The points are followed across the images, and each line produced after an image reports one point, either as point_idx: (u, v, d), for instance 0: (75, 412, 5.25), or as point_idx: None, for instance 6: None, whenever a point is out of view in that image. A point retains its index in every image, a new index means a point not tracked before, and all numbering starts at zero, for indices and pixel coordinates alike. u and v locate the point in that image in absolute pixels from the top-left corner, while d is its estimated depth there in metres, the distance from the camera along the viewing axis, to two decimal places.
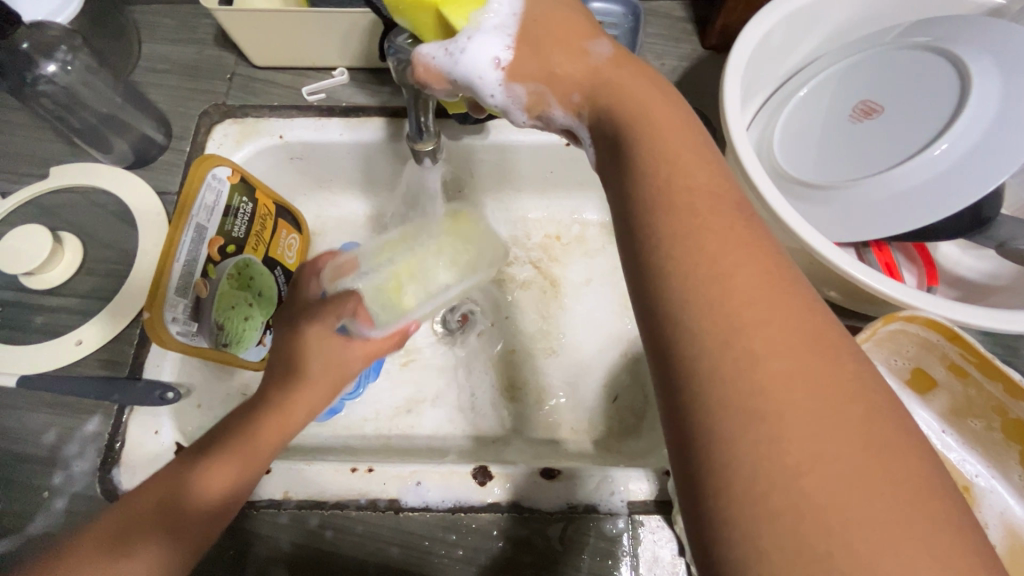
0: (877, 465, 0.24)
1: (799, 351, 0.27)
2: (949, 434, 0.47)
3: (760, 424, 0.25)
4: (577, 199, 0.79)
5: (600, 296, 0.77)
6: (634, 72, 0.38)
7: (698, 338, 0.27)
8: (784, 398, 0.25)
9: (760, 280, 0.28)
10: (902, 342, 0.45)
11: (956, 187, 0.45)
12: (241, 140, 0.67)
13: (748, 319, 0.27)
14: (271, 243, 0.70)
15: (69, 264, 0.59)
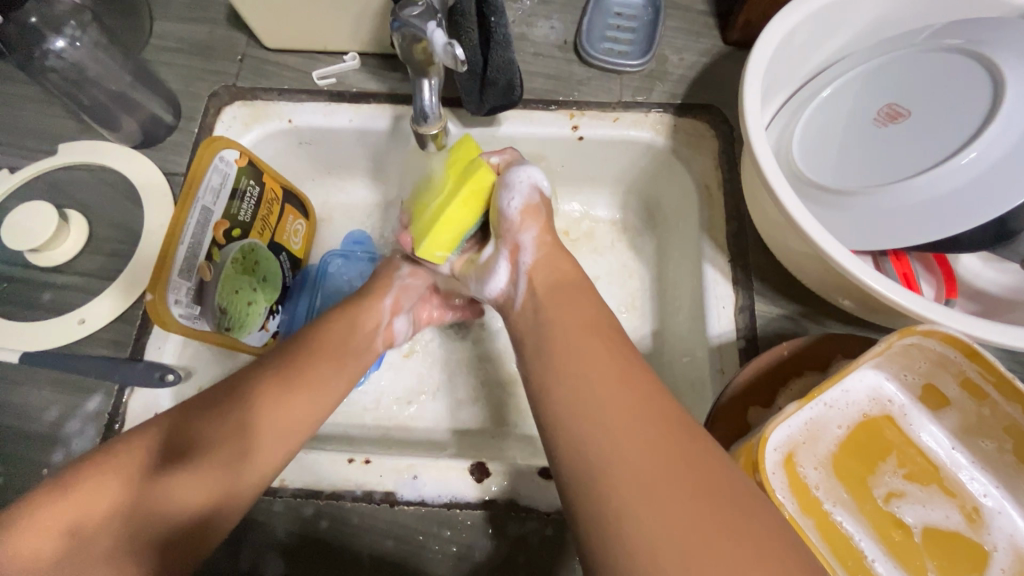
0: (700, 505, 0.32)
1: (631, 423, 0.36)
2: (959, 451, 0.43)
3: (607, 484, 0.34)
4: (588, 194, 0.77)
5: (607, 294, 0.75)
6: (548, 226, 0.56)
7: (566, 418, 0.38)
8: (621, 458, 0.34)
9: (615, 380, 0.39)
10: (915, 356, 0.41)
11: (982, 199, 0.44)
12: (250, 123, 0.66)
13: (596, 404, 0.38)
14: (277, 228, 0.69)
15: (75, 242, 0.59)
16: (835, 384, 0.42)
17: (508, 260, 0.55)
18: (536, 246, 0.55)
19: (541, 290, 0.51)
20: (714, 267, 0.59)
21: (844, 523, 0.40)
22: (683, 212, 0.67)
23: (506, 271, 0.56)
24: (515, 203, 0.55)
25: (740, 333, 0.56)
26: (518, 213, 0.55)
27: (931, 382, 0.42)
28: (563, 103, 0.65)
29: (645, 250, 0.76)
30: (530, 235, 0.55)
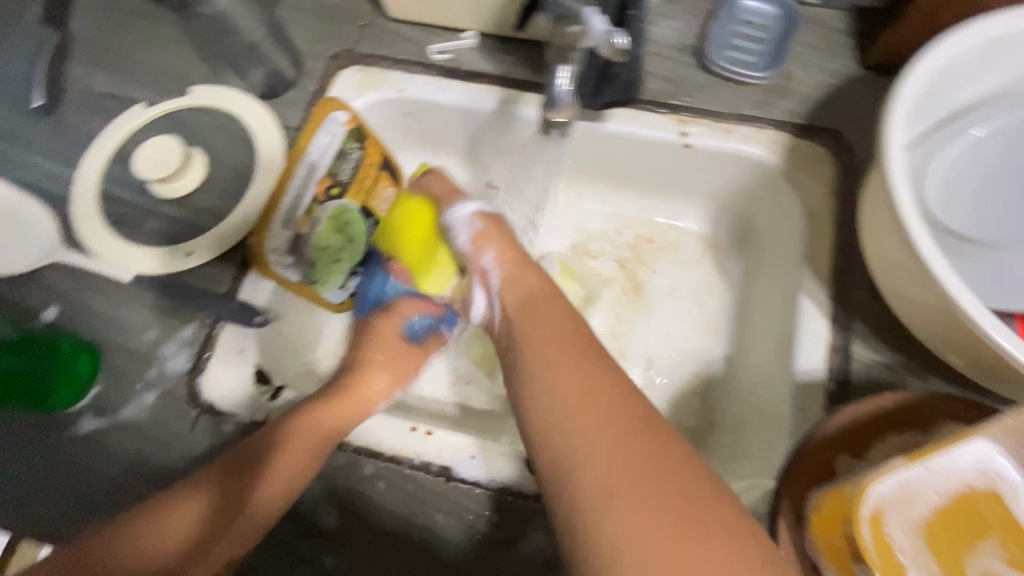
0: (659, 495, 0.36)
1: (601, 414, 0.41)
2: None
3: (575, 480, 0.38)
4: (678, 205, 0.75)
5: (683, 309, 0.73)
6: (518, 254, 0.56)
7: (545, 411, 0.43)
8: (593, 457, 0.39)
9: (586, 375, 0.44)
10: None
11: None
12: (363, 88, 0.68)
13: (567, 404, 0.42)
14: (371, 193, 0.70)
15: (192, 179, 0.62)
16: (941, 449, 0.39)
17: (479, 286, 0.56)
18: (497, 264, 0.55)
19: (511, 307, 0.52)
20: (810, 300, 0.56)
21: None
22: (782, 239, 0.64)
23: (482, 297, 0.56)
24: (460, 239, 0.57)
25: (830, 374, 0.52)
26: (467, 244, 0.57)
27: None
28: (675, 108, 0.63)
29: (729, 271, 0.73)
30: (489, 256, 0.56)
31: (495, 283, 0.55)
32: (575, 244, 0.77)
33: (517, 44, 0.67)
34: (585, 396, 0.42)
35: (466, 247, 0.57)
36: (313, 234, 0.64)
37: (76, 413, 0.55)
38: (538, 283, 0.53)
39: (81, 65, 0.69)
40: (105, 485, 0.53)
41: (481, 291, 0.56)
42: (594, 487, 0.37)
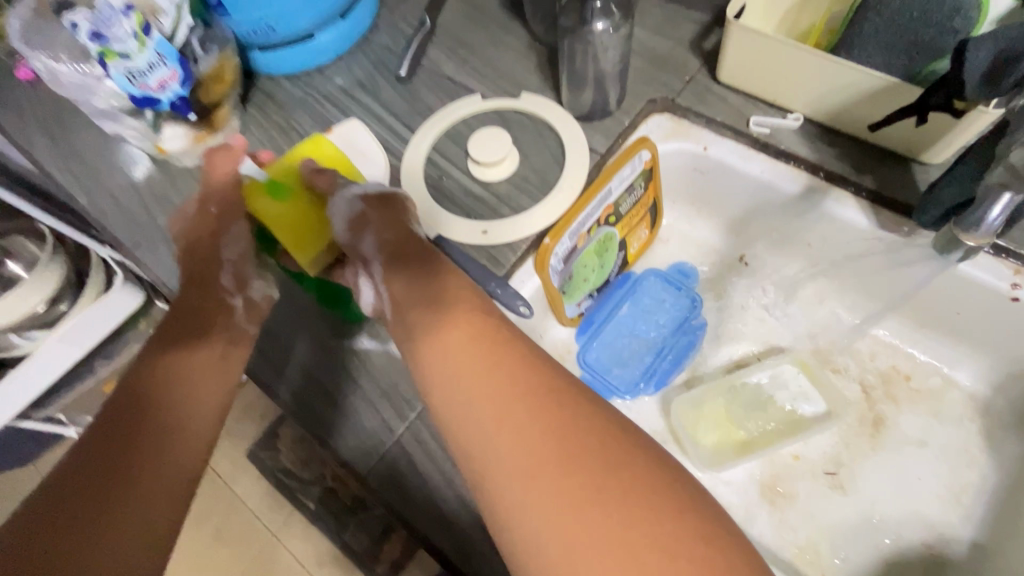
0: (587, 515, 0.34)
1: (508, 440, 0.37)
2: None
3: (494, 474, 0.37)
4: (959, 353, 0.66)
5: (928, 467, 0.64)
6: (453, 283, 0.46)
7: (455, 422, 0.40)
8: (515, 469, 0.36)
9: (475, 364, 0.40)
10: None
11: None
12: (669, 136, 0.71)
13: (489, 425, 0.38)
14: (632, 229, 0.74)
15: (504, 170, 0.69)
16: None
17: (371, 284, 0.51)
18: (388, 259, 0.49)
19: (445, 353, 0.42)
20: None
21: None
22: None
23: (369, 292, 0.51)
24: (342, 227, 0.52)
25: None
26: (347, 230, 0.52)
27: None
28: (1016, 252, 0.55)
29: (1000, 449, 0.63)
30: (370, 242, 0.51)
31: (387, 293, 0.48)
32: (817, 349, 0.72)
33: (843, 138, 0.65)
34: (522, 425, 0.37)
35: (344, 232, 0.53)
36: (583, 250, 0.68)
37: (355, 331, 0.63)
38: (461, 298, 0.45)
39: (439, 50, 0.82)
40: (363, 400, 0.59)
41: (368, 284, 0.51)
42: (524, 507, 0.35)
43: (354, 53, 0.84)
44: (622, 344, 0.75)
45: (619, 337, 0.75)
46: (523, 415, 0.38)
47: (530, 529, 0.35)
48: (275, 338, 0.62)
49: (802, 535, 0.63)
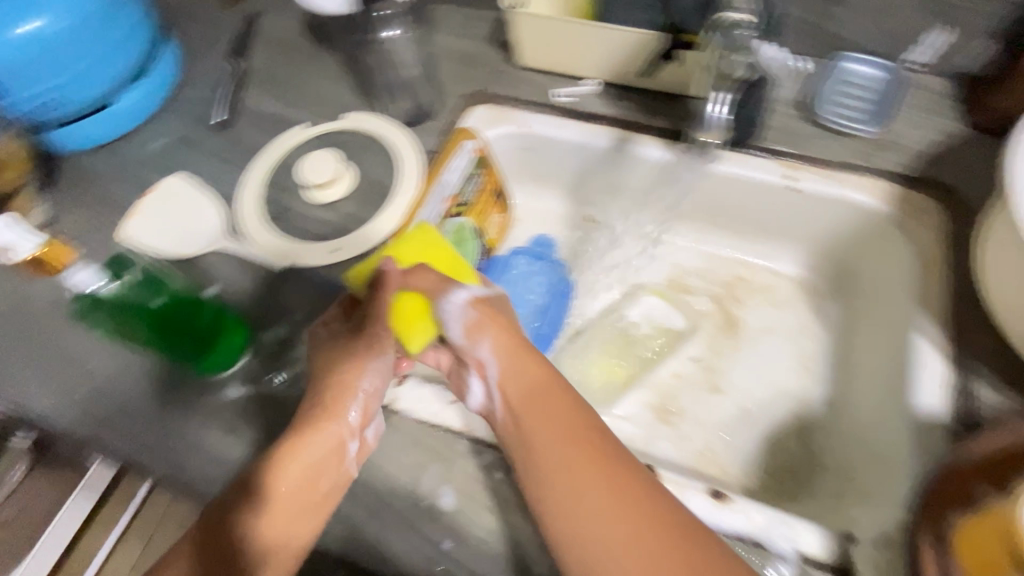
0: (664, 557, 0.41)
1: (585, 481, 0.44)
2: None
3: (561, 497, 0.44)
4: (776, 247, 0.77)
5: (781, 348, 0.74)
6: (498, 325, 0.54)
7: (527, 440, 0.48)
8: (596, 505, 0.43)
9: (563, 411, 0.49)
10: None
11: None
12: (492, 122, 0.76)
13: (574, 476, 0.45)
14: (485, 216, 0.77)
15: (345, 188, 0.70)
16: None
17: (477, 377, 0.53)
18: (495, 354, 0.53)
19: (514, 399, 0.50)
20: (927, 340, 0.56)
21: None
22: (889, 283, 0.65)
23: (478, 388, 0.53)
24: (455, 332, 0.54)
25: (953, 413, 0.52)
26: (464, 336, 0.54)
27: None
28: (783, 153, 0.68)
29: (826, 315, 0.74)
30: (485, 347, 0.53)
31: (489, 357, 0.53)
32: (670, 279, 0.81)
33: (635, 93, 0.74)
34: (623, 477, 0.44)
35: (460, 339, 0.54)
36: None
37: (224, 382, 0.60)
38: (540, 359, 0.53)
39: (253, 91, 0.81)
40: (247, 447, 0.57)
41: (479, 384, 0.53)
42: (579, 510, 0.43)
43: (164, 112, 0.81)
44: None
45: None
46: (623, 474, 0.45)
47: (578, 522, 0.43)
48: (130, 413, 0.61)
49: (700, 440, 0.69)
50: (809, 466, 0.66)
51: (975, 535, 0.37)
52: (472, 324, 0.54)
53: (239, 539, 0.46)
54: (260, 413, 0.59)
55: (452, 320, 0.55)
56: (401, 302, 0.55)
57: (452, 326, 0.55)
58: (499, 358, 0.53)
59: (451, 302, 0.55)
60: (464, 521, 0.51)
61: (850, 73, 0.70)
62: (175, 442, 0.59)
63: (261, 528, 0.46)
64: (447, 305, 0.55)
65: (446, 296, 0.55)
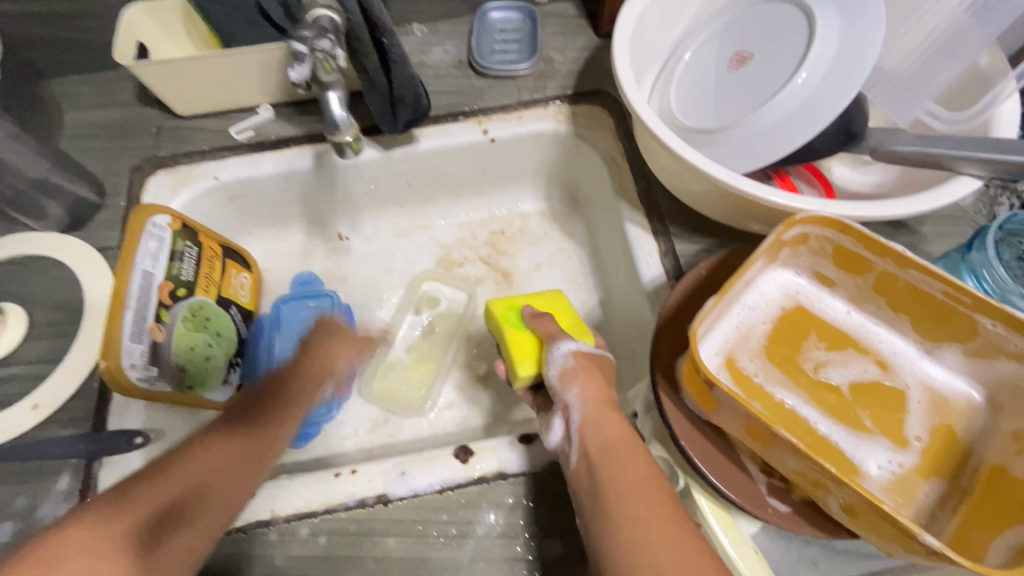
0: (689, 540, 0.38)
1: (653, 497, 0.41)
2: (855, 314, 0.49)
3: (622, 522, 0.39)
4: (513, 192, 0.83)
5: (552, 277, 0.81)
6: (594, 372, 0.52)
7: (602, 486, 0.42)
8: (637, 514, 0.40)
9: (632, 452, 0.44)
10: (797, 252, 0.48)
11: (804, 121, 0.51)
12: (177, 188, 0.68)
13: (635, 491, 0.41)
14: (221, 284, 0.72)
15: (13, 335, 0.58)
16: (747, 285, 0.49)
17: (562, 418, 0.50)
18: (585, 401, 0.49)
19: (591, 452, 0.45)
20: (634, 224, 0.65)
21: (785, 398, 0.45)
22: (599, 187, 0.74)
23: (560, 430, 0.50)
24: (553, 375, 0.52)
25: (669, 274, 0.61)
26: (558, 380, 0.51)
27: (817, 271, 0.49)
28: (470, 112, 0.72)
29: (574, 232, 0.82)
30: (575, 393, 0.50)
31: (576, 401, 0.49)
32: (439, 258, 0.82)
33: (315, 104, 0.72)
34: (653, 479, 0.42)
35: (554, 381, 0.52)
36: (170, 338, 0.62)
37: None
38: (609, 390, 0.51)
39: None
40: None
41: (560, 422, 0.50)
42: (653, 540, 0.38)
43: None
44: None
45: None
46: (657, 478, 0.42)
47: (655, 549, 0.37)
48: None
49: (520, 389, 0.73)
50: None
51: (688, 373, 0.44)
52: (579, 376, 0.51)
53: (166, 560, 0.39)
54: None
55: (554, 372, 0.52)
56: (522, 336, 0.57)
57: (551, 374, 0.53)
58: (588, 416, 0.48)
59: (559, 348, 0.53)
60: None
61: (496, 21, 0.76)
62: None
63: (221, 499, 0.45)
64: (559, 353, 0.53)
65: (556, 342, 0.54)
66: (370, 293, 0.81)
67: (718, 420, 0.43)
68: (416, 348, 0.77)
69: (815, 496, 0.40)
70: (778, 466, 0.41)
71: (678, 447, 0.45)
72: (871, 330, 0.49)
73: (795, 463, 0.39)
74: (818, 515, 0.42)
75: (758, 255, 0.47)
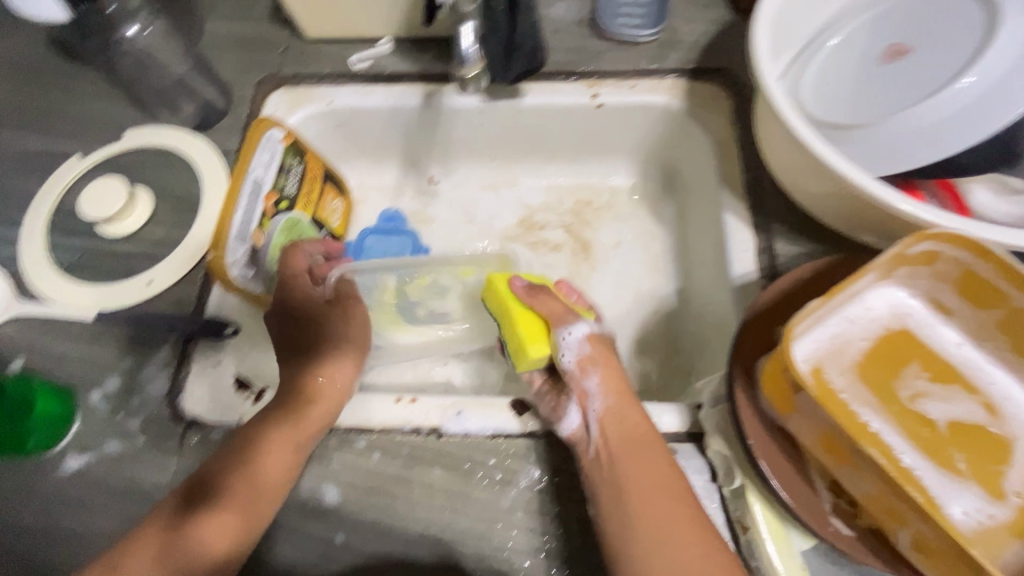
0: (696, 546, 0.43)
1: (674, 523, 0.44)
2: (966, 347, 0.46)
3: (647, 544, 0.43)
4: (608, 164, 0.81)
5: (631, 256, 0.79)
6: (607, 355, 0.55)
7: (618, 481, 0.46)
8: (650, 513, 0.45)
9: (646, 454, 0.47)
10: (917, 272, 0.45)
11: (960, 129, 0.46)
12: (294, 106, 0.71)
13: (654, 510, 0.45)
14: (318, 205, 0.76)
15: (139, 216, 0.64)
16: (853, 298, 0.46)
17: (577, 405, 0.52)
18: (606, 392, 0.52)
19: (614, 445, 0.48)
20: (733, 215, 0.62)
21: (873, 422, 0.42)
22: (700, 172, 0.70)
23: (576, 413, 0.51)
24: (568, 359, 0.53)
25: (762, 272, 0.58)
26: (574, 366, 0.53)
27: (933, 297, 0.46)
28: (582, 73, 0.70)
29: (664, 215, 0.80)
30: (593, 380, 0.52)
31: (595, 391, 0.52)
32: (522, 218, 0.82)
33: (432, 44, 0.73)
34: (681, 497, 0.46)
35: (570, 367, 0.53)
36: (269, 247, 0.66)
37: (60, 456, 0.54)
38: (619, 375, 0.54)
39: (10, 132, 0.71)
40: (106, 515, 0.52)
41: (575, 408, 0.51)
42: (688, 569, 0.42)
43: None
44: None
45: None
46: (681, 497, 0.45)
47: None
48: None
49: None
50: (675, 355, 0.72)
51: (770, 374, 0.42)
52: (597, 365, 0.53)
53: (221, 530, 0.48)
54: (109, 478, 0.54)
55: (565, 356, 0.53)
56: (528, 319, 0.55)
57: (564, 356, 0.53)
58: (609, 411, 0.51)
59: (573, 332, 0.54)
60: (354, 511, 0.51)
61: None
62: (22, 539, 0.52)
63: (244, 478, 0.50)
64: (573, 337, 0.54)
65: (569, 325, 0.55)
66: (450, 240, 0.82)
67: (793, 427, 0.41)
68: None
69: (888, 526, 0.38)
70: (851, 485, 0.39)
71: (744, 445, 0.43)
72: (983, 369, 0.45)
73: (876, 487, 0.36)
74: (886, 549, 0.39)
75: (875, 266, 0.44)
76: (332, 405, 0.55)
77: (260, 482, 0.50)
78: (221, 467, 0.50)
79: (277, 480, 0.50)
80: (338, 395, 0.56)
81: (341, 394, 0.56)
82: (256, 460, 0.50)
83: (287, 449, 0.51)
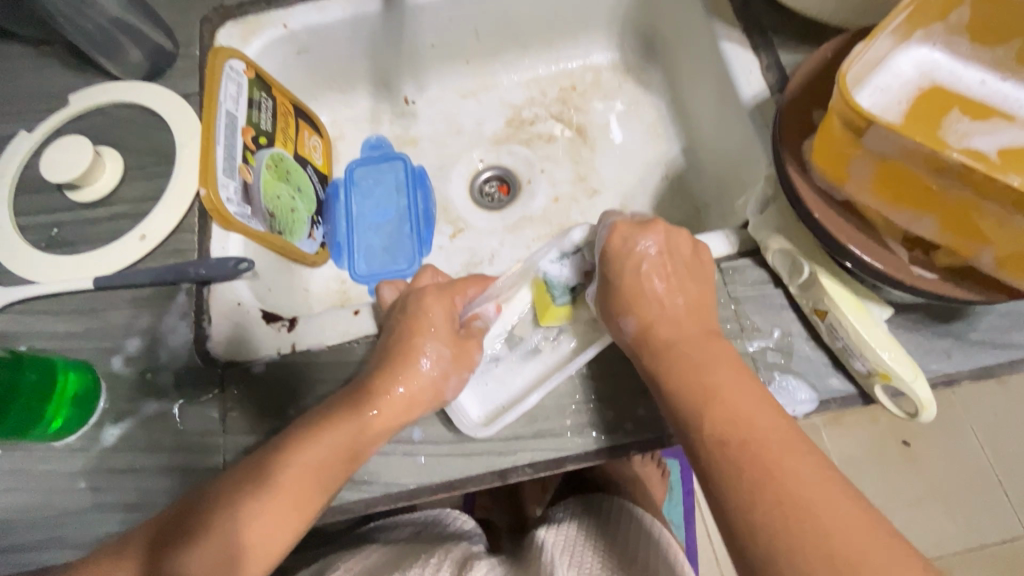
0: (791, 448, 0.35)
1: (764, 426, 0.36)
2: (991, 84, 0.43)
3: (757, 459, 0.35)
4: (585, 43, 0.79)
5: (628, 130, 0.77)
6: (682, 247, 0.45)
7: (687, 393, 0.39)
8: (743, 418, 0.37)
9: (730, 377, 0.39)
10: (926, 21, 0.43)
11: None
12: (248, 36, 0.66)
13: (747, 413, 0.37)
14: (298, 142, 0.71)
15: (110, 177, 0.58)
16: (874, 66, 0.43)
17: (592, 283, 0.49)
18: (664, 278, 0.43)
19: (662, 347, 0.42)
20: (732, 41, 0.59)
21: (974, 144, 0.41)
22: (683, 18, 0.68)
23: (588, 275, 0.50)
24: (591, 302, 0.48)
25: (774, 87, 0.56)
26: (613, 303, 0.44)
27: (952, 50, 0.44)
28: None
29: (651, 82, 0.78)
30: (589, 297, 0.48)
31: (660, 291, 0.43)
32: (510, 118, 0.79)
33: None
34: (807, 455, 0.35)
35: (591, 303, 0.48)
36: (259, 182, 0.62)
37: (96, 428, 0.50)
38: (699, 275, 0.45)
39: None
40: (162, 474, 0.49)
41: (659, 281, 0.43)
42: (821, 510, 0.33)
43: None
44: (375, 237, 0.74)
45: (368, 234, 0.74)
46: (786, 438, 0.36)
47: (824, 525, 0.32)
48: None
49: None
50: (696, 211, 0.71)
51: (823, 144, 0.41)
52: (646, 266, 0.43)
53: (306, 502, 0.42)
54: (156, 438, 0.50)
55: (503, 420, 0.47)
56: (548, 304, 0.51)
57: (501, 421, 0.47)
58: (675, 348, 0.41)
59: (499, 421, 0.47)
60: (448, 418, 0.48)
61: None
62: (77, 522, 0.48)
63: (327, 439, 0.43)
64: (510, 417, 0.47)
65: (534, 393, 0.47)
66: (442, 156, 0.79)
67: (852, 187, 0.41)
68: (489, 207, 0.76)
69: (968, 253, 0.38)
70: (918, 229, 0.38)
71: (807, 223, 0.43)
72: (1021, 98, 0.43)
73: (946, 217, 0.36)
74: (966, 281, 0.40)
75: (890, 26, 0.42)
76: (408, 415, 0.46)
77: (311, 480, 0.42)
78: (252, 471, 0.42)
79: (327, 479, 0.43)
80: (431, 383, 0.47)
81: (437, 383, 0.47)
82: (363, 420, 0.44)
83: (353, 443, 0.44)
